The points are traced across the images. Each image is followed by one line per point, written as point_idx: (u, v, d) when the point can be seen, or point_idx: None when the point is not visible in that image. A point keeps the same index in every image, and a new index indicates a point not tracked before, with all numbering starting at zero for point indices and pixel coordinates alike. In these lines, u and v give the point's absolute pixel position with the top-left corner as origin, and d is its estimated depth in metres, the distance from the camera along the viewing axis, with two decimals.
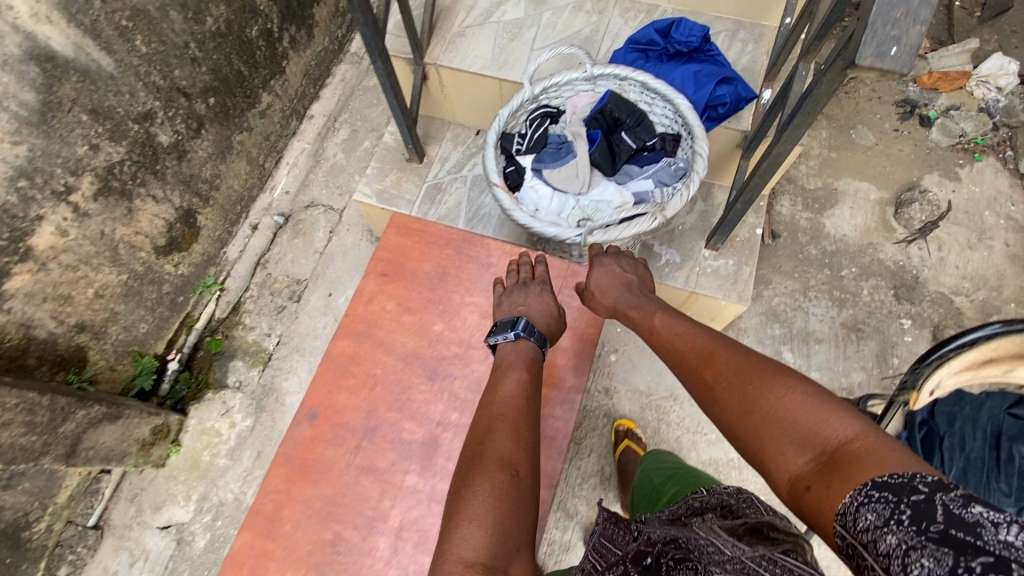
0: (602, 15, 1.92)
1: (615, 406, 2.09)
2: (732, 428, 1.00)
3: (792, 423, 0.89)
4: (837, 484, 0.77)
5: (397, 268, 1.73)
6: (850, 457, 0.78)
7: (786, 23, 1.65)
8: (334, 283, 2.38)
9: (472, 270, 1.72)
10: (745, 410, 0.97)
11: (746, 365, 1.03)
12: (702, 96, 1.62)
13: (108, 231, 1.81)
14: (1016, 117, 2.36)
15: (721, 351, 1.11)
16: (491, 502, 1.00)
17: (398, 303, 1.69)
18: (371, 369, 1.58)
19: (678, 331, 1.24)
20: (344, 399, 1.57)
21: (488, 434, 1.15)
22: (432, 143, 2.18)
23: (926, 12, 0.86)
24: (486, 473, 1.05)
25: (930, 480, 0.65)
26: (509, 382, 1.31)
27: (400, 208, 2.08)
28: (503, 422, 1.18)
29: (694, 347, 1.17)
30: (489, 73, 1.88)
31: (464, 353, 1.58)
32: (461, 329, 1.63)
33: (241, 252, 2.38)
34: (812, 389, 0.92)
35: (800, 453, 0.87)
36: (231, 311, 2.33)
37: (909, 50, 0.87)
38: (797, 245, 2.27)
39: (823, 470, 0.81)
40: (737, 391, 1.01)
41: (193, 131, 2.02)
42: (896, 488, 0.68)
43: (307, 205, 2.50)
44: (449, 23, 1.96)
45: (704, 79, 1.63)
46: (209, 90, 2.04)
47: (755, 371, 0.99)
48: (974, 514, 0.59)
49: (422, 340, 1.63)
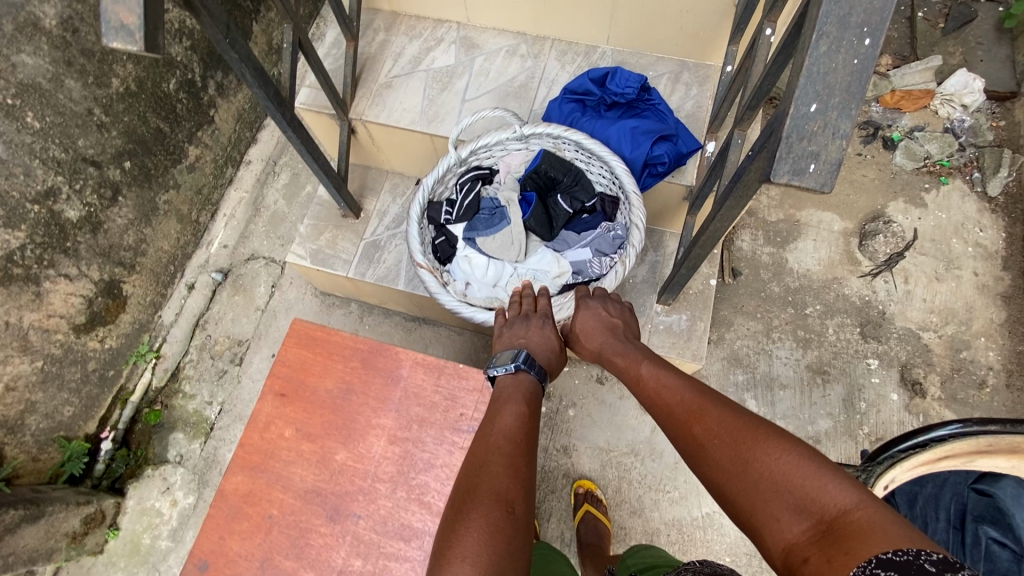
0: (537, 59, 1.80)
1: (574, 466, 1.99)
2: (722, 490, 0.92)
3: (788, 485, 0.83)
4: (841, 560, 0.71)
5: (297, 384, 1.48)
6: (854, 529, 0.73)
7: (727, 71, 1.54)
8: (277, 343, 2.26)
9: (384, 382, 1.47)
10: (737, 471, 0.90)
11: (734, 423, 0.97)
12: (639, 156, 1.51)
13: (14, 321, 1.69)
14: (981, 137, 2.27)
15: (709, 404, 1.04)
16: (487, 541, 0.84)
17: (297, 428, 1.44)
18: (266, 512, 1.36)
19: (667, 380, 1.16)
20: (237, 546, 1.34)
21: (483, 462, 0.99)
22: (369, 196, 2.05)
23: (845, 125, 0.75)
24: (482, 507, 0.89)
25: (939, 559, 0.63)
26: (507, 413, 1.13)
27: (337, 269, 1.96)
28: (501, 451, 1.01)
29: (682, 396, 1.09)
30: (419, 128, 1.75)
31: (372, 489, 1.37)
32: (369, 462, 1.40)
33: (177, 315, 2.25)
34: (805, 450, 0.87)
35: (797, 520, 0.80)
36: (169, 379, 2.20)
37: (828, 168, 0.76)
38: (759, 283, 2.17)
39: (822, 543, 0.76)
40: (728, 448, 0.94)
41: (107, 200, 1.88)
42: (905, 566, 0.65)
43: (247, 259, 2.38)
44: (375, 74, 1.83)
45: (641, 136, 1.52)
46: (123, 154, 1.90)
47: (747, 428, 0.93)
48: None
49: (326, 474, 1.40)
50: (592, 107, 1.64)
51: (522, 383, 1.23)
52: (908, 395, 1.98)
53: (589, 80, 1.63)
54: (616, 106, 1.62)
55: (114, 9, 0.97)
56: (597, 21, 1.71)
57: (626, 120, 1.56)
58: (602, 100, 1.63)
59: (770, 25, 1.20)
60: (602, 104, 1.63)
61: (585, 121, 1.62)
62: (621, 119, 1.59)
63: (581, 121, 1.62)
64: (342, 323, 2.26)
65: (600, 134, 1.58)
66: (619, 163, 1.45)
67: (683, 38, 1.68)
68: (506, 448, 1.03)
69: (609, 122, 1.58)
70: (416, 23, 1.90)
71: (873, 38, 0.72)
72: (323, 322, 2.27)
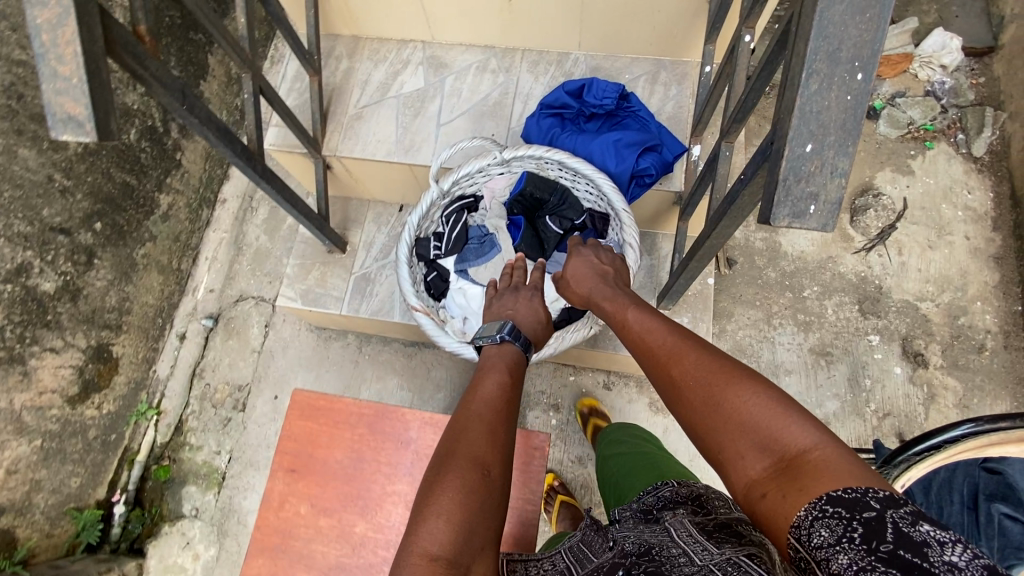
0: (509, 73, 1.74)
1: (590, 475, 1.99)
2: (691, 427, 0.93)
3: (753, 426, 0.83)
4: (795, 497, 0.73)
5: (306, 460, 1.45)
6: (812, 471, 0.74)
7: (706, 71, 1.50)
8: (278, 384, 2.22)
9: (394, 448, 1.46)
10: (706, 408, 0.90)
11: (710, 363, 0.95)
12: (625, 170, 1.48)
13: (5, 405, 1.65)
14: (962, 97, 2.24)
15: (689, 347, 1.01)
16: (460, 500, 0.86)
17: (313, 504, 1.43)
18: None
19: (649, 327, 1.13)
20: None
21: (462, 428, 1.01)
22: (353, 227, 2.00)
23: (844, 164, 0.72)
24: (458, 469, 0.90)
25: (883, 497, 0.65)
26: (488, 382, 1.15)
27: (330, 306, 1.92)
28: (477, 416, 1.03)
29: (662, 340, 1.07)
30: (396, 159, 1.70)
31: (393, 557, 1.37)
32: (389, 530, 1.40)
33: (173, 367, 2.21)
34: (777, 393, 0.85)
35: (759, 458, 0.81)
36: (174, 433, 2.17)
37: (829, 208, 0.73)
38: (755, 270, 2.16)
39: (779, 479, 0.77)
40: (700, 387, 0.92)
41: (83, 265, 1.82)
42: (850, 504, 0.67)
43: (236, 300, 2.33)
44: (344, 105, 1.76)
45: (626, 148, 1.48)
46: (92, 216, 1.83)
47: (726, 369, 0.91)
48: (922, 533, 0.61)
49: (348, 548, 1.39)
50: (572, 121, 1.59)
51: (506, 352, 1.25)
52: (911, 367, 2.00)
53: (566, 93, 1.58)
54: (596, 118, 1.57)
55: (57, 99, 0.90)
56: (566, 28, 1.65)
57: (609, 133, 1.51)
58: (581, 113, 1.58)
59: (748, 32, 1.15)
60: (581, 117, 1.59)
61: (565, 137, 1.57)
62: (602, 132, 1.54)
63: (562, 137, 1.58)
64: (341, 356, 2.23)
65: (583, 149, 1.54)
66: (606, 181, 1.42)
67: (657, 38, 1.62)
68: (482, 414, 1.04)
69: (591, 136, 1.54)
70: (380, 45, 1.82)
71: (865, 72, 0.69)
72: (322, 357, 2.24)
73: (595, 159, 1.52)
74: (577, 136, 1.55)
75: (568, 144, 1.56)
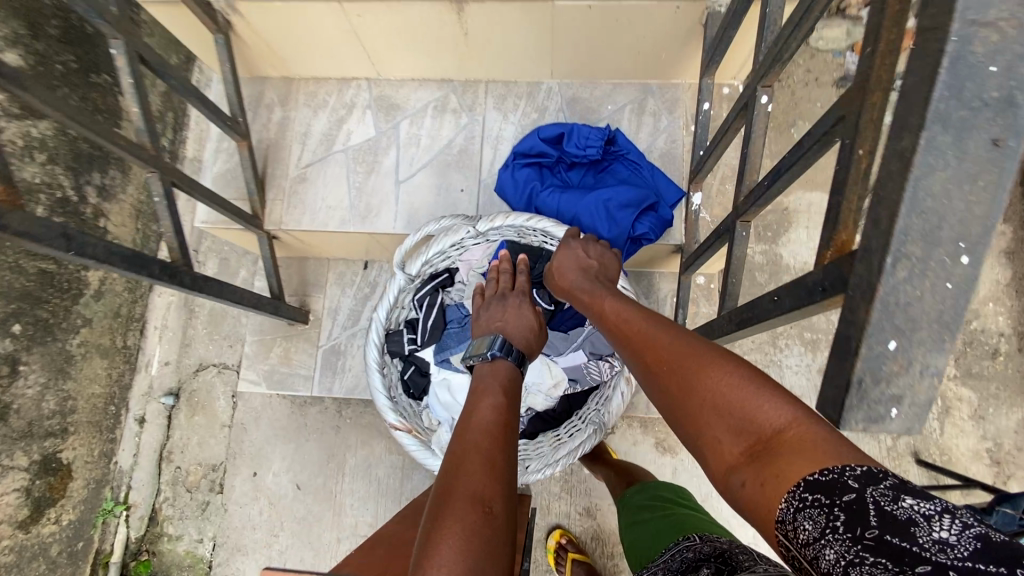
0: (472, 113, 1.49)
1: (600, 526, 1.89)
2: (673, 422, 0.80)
3: (723, 405, 0.72)
4: (774, 483, 0.62)
5: None
6: (788, 453, 0.62)
7: (704, 108, 1.28)
8: (256, 459, 2.05)
9: None
10: (685, 401, 0.77)
11: (686, 348, 0.82)
12: (619, 236, 1.28)
13: None
14: None
15: (666, 332, 0.88)
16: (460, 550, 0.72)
17: None
18: None
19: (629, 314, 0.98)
20: None
21: (454, 464, 0.85)
22: (314, 292, 1.77)
23: (941, 360, 0.52)
24: (457, 509, 0.76)
25: (858, 473, 0.55)
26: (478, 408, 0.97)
27: (299, 388, 1.72)
28: (469, 448, 0.87)
29: (637, 328, 0.94)
30: (353, 228, 1.46)
31: None
32: None
33: (136, 454, 2.02)
34: (745, 365, 0.74)
35: (734, 440, 0.69)
36: (149, 525, 2.01)
37: (918, 412, 0.53)
38: (757, 287, 2.00)
39: (754, 462, 0.66)
40: (677, 374, 0.80)
41: (8, 377, 1.59)
42: (829, 486, 0.57)
43: (196, 370, 2.11)
44: (284, 166, 1.50)
45: (617, 209, 1.28)
46: (7, 320, 1.58)
47: (699, 350, 0.79)
48: (906, 509, 0.52)
49: None
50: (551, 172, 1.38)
51: (501, 369, 1.07)
52: None
53: (542, 141, 1.36)
54: (579, 168, 1.37)
55: None
56: (535, 60, 1.40)
57: (596, 190, 1.31)
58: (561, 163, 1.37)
59: (765, 91, 0.94)
60: (562, 168, 1.38)
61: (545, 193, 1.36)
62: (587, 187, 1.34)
63: (542, 193, 1.36)
64: (320, 421, 2.05)
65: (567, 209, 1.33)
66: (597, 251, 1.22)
67: (642, 64, 1.38)
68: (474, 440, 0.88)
69: (576, 193, 1.33)
70: (316, 87, 1.54)
71: (974, 256, 0.50)
72: (300, 424, 2.06)
73: (581, 221, 1.32)
74: (558, 193, 1.33)
75: (549, 203, 1.34)
